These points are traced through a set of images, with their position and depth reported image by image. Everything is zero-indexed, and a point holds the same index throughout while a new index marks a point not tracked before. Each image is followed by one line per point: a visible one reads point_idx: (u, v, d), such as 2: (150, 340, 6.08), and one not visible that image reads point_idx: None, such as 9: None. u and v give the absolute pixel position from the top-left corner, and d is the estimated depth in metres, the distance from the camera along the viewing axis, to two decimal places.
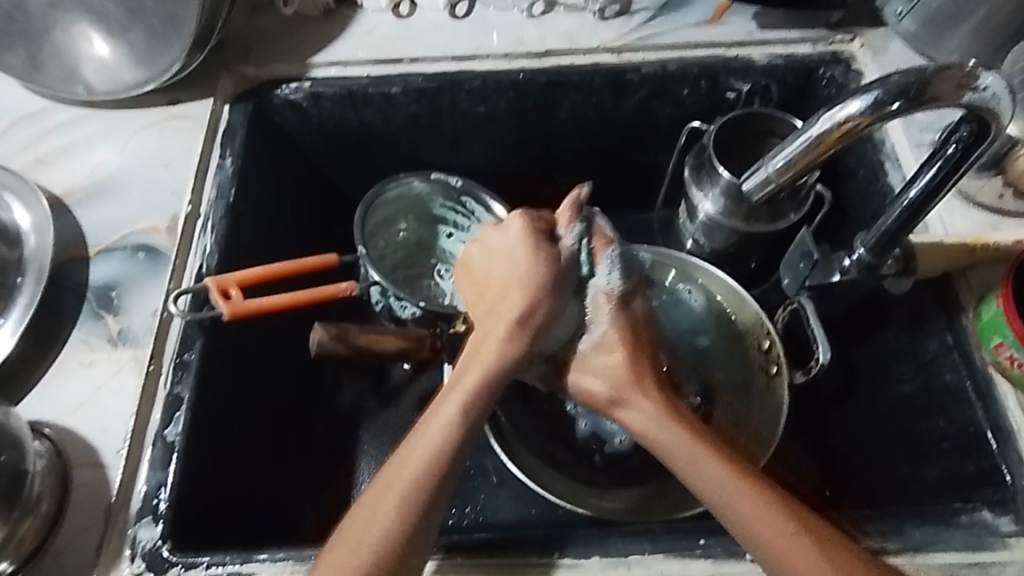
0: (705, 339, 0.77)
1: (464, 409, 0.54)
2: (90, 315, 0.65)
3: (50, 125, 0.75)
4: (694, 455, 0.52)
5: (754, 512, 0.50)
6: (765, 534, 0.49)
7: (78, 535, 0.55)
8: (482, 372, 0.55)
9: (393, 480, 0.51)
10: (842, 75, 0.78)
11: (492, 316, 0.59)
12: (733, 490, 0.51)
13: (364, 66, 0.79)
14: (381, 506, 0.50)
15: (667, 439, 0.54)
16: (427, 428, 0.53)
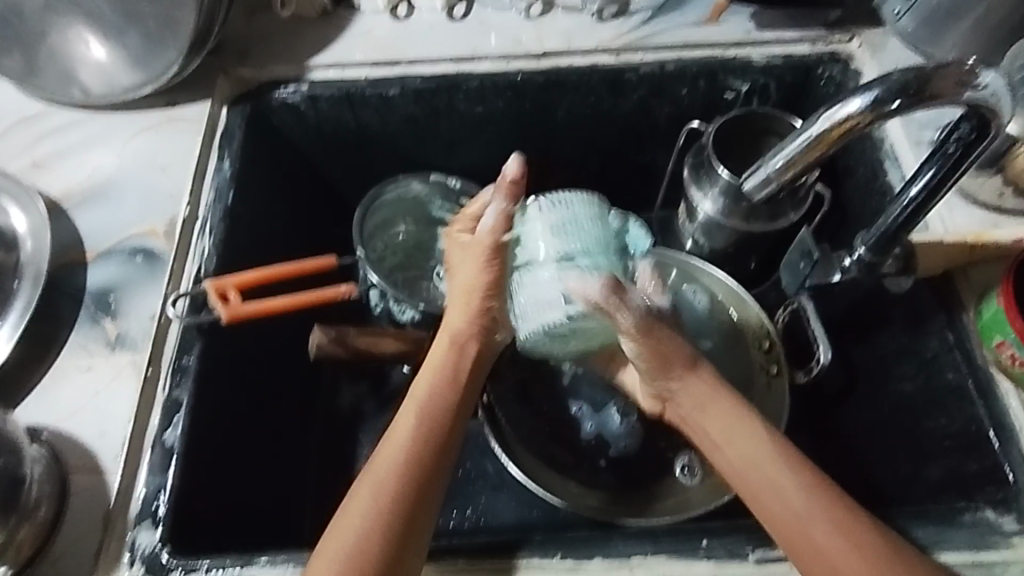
0: (708, 342, 0.76)
1: (425, 403, 0.57)
2: (88, 319, 0.64)
3: (47, 128, 0.74)
4: (740, 435, 0.55)
5: (787, 492, 0.51)
6: (795, 515, 0.51)
7: (78, 540, 0.55)
8: (434, 369, 0.58)
9: (368, 477, 0.53)
10: (841, 74, 0.78)
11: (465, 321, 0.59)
12: (774, 471, 0.52)
13: (362, 67, 0.79)
14: (355, 506, 0.52)
15: (710, 411, 0.56)
16: (398, 426, 0.55)
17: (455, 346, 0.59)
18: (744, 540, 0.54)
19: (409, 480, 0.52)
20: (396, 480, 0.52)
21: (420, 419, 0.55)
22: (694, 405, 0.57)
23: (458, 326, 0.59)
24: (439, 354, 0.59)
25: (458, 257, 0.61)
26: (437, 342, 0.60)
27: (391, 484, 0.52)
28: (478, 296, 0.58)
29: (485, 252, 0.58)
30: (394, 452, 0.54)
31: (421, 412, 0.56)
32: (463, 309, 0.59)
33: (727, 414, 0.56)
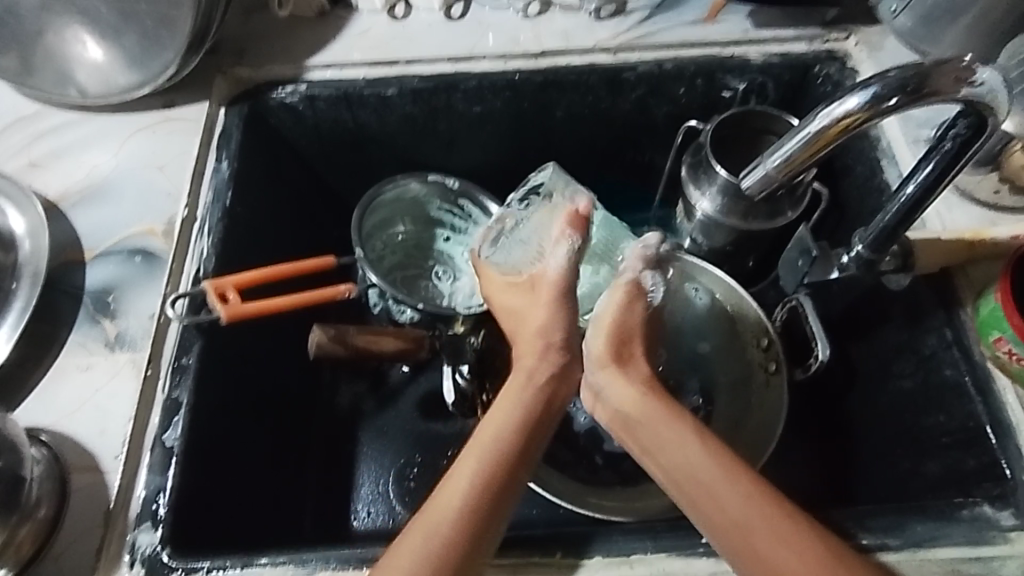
0: (706, 346, 0.78)
1: (495, 439, 0.54)
2: (86, 319, 0.64)
3: (44, 128, 0.74)
4: (673, 442, 0.54)
5: (723, 497, 0.50)
6: (732, 520, 0.49)
7: (78, 541, 0.55)
8: (508, 403, 0.57)
9: (425, 516, 0.51)
10: (838, 72, 0.78)
11: (543, 354, 0.60)
12: (710, 475, 0.51)
13: (360, 67, 0.79)
14: (421, 528, 0.50)
15: (649, 419, 0.56)
16: (467, 455, 0.54)
17: (528, 384, 0.58)
18: None
19: (470, 524, 0.50)
20: (456, 520, 0.50)
21: (489, 459, 0.53)
22: (629, 408, 0.57)
23: (532, 364, 0.59)
24: (512, 392, 0.58)
25: (518, 304, 0.65)
26: (509, 379, 0.59)
27: (448, 525, 0.50)
28: (548, 333, 0.61)
29: (555, 293, 0.63)
30: (456, 490, 0.52)
31: (492, 451, 0.54)
32: (537, 346, 0.60)
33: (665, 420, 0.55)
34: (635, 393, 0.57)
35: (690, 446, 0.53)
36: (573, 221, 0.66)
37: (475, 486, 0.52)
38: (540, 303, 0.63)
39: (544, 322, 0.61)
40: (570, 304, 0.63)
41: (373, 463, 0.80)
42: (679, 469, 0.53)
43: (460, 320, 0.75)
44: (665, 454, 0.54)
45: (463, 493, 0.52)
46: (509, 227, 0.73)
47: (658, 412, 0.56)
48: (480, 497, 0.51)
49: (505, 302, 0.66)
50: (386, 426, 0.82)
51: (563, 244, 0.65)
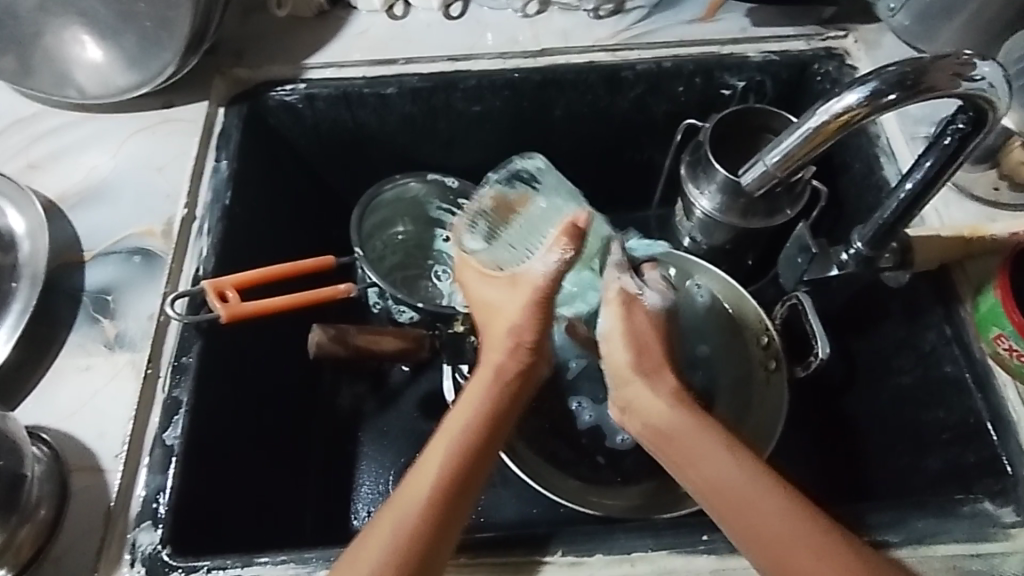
0: (705, 348, 0.77)
1: (457, 437, 0.54)
2: (86, 319, 0.64)
3: (43, 129, 0.74)
4: (705, 453, 0.54)
5: (760, 510, 0.50)
6: (769, 535, 0.49)
7: (79, 541, 0.54)
8: (472, 401, 0.57)
9: (388, 510, 0.51)
10: (836, 70, 0.78)
11: (511, 350, 0.59)
12: (748, 486, 0.51)
13: (359, 66, 0.79)
14: (382, 526, 0.50)
15: (679, 429, 0.55)
16: (431, 453, 0.54)
17: (495, 381, 0.58)
18: None
19: (431, 522, 0.50)
20: (419, 514, 0.50)
21: (453, 455, 0.53)
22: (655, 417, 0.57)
23: (499, 360, 0.59)
24: (480, 387, 0.57)
25: (492, 299, 0.62)
26: (476, 375, 0.58)
27: (413, 518, 0.50)
28: (519, 333, 0.59)
29: (536, 299, 0.59)
30: (420, 485, 0.52)
31: (456, 446, 0.54)
32: (506, 343, 0.59)
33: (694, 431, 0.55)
34: (667, 407, 0.57)
35: (727, 459, 0.53)
36: (568, 232, 0.57)
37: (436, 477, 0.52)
38: (518, 304, 0.59)
39: (517, 321, 0.59)
40: (548, 309, 0.59)
41: (374, 463, 0.80)
42: (714, 483, 0.52)
43: (460, 320, 0.75)
44: (700, 469, 0.53)
45: (426, 487, 0.52)
46: (496, 214, 0.67)
47: (691, 424, 0.55)
48: (442, 490, 0.52)
49: (482, 285, 0.63)
50: (386, 426, 0.82)
51: (555, 250, 0.58)
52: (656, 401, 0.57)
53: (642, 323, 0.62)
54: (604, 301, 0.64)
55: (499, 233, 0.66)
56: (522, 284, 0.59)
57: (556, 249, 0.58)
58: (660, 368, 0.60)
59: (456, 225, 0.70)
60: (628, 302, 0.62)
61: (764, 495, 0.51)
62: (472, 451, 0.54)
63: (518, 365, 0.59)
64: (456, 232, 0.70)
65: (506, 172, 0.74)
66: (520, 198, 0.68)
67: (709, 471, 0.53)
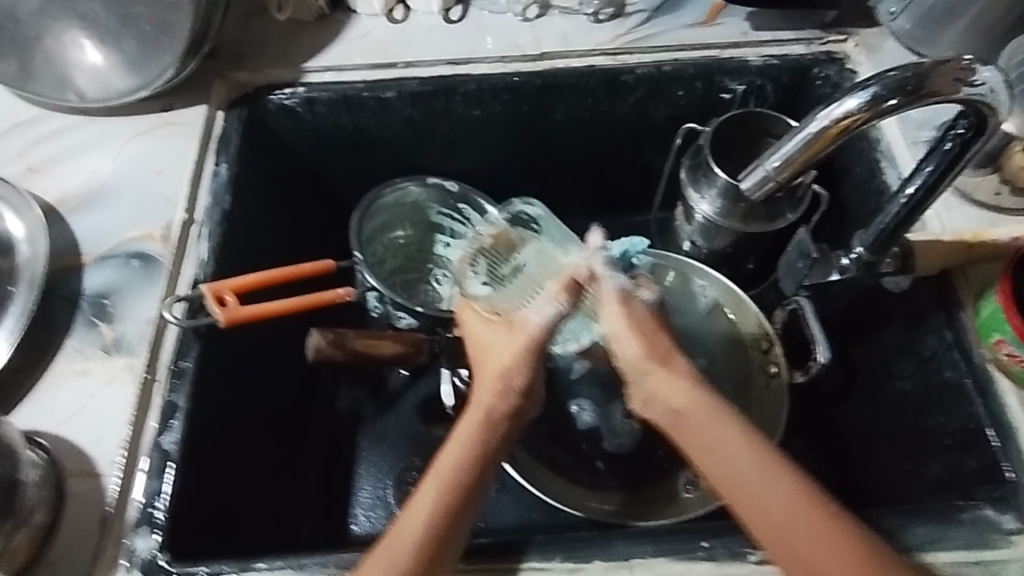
0: (703, 361, 0.76)
1: (453, 471, 0.53)
2: (84, 323, 0.64)
3: (43, 132, 0.74)
4: (719, 439, 0.53)
5: (769, 498, 0.50)
6: (780, 521, 0.49)
7: (74, 546, 0.54)
8: (465, 438, 0.55)
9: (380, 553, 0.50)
10: (837, 74, 0.78)
11: (501, 390, 0.57)
12: (761, 470, 0.51)
13: (359, 70, 0.79)
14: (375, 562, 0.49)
15: (696, 413, 0.54)
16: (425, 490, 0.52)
17: (483, 419, 0.56)
18: (743, 541, 0.54)
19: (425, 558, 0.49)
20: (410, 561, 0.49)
21: (444, 500, 0.51)
22: (670, 399, 0.55)
23: (491, 399, 0.57)
24: (468, 426, 0.56)
25: (483, 334, 0.61)
26: (467, 410, 0.57)
27: (404, 562, 0.49)
28: (510, 374, 0.57)
29: (529, 344, 0.59)
30: (410, 529, 0.50)
31: (449, 487, 0.52)
32: (496, 384, 0.57)
33: (706, 412, 0.54)
34: (684, 389, 0.55)
35: (739, 444, 0.52)
36: (569, 286, 0.60)
37: (424, 523, 0.50)
38: (511, 345, 0.58)
39: (509, 362, 0.58)
40: (539, 358, 0.59)
41: (373, 468, 0.79)
42: (727, 466, 0.52)
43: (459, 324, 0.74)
44: (709, 450, 0.53)
45: (417, 532, 0.50)
46: (499, 252, 0.77)
47: (702, 407, 0.54)
48: (433, 538, 0.50)
49: (479, 325, 0.62)
50: (386, 430, 0.82)
51: (553, 299, 0.60)
52: (666, 387, 0.56)
53: (641, 320, 0.59)
54: (603, 304, 0.61)
55: (503, 275, 0.75)
56: (518, 330, 0.59)
57: (553, 300, 0.60)
58: (668, 358, 0.57)
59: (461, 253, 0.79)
60: (619, 305, 0.60)
61: (777, 483, 0.50)
62: (462, 495, 0.52)
63: (508, 406, 0.57)
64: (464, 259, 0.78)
65: (506, 212, 0.83)
66: (522, 242, 0.78)
67: (720, 456, 0.52)
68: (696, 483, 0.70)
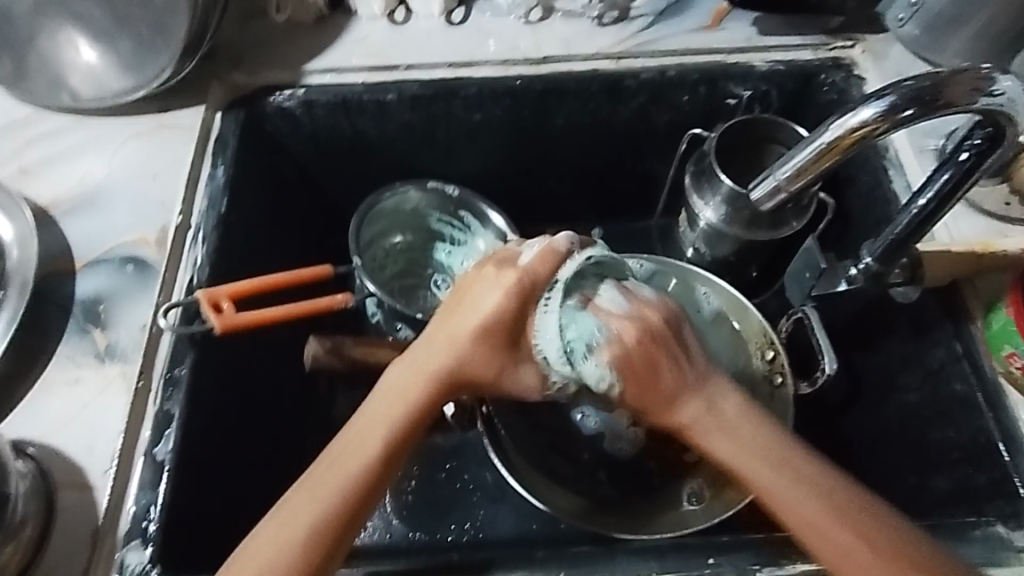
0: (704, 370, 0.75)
1: (377, 436, 0.51)
2: (76, 330, 0.62)
3: (35, 134, 0.73)
4: (778, 471, 0.51)
5: (836, 533, 0.49)
6: (845, 553, 0.48)
7: (64, 560, 0.52)
8: (403, 404, 0.53)
9: (290, 503, 0.49)
10: (843, 81, 0.77)
11: (459, 365, 0.54)
12: (832, 512, 0.49)
13: (359, 73, 0.78)
14: (293, 515, 0.48)
15: (746, 437, 0.53)
16: (355, 448, 0.51)
17: (416, 383, 0.53)
18: (752, 557, 0.53)
19: (328, 524, 0.48)
20: (311, 527, 0.48)
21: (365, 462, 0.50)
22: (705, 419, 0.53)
23: (439, 368, 0.54)
24: (414, 389, 0.53)
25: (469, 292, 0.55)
26: (415, 374, 0.54)
27: (310, 530, 0.48)
28: (471, 351, 0.54)
29: (494, 339, 0.54)
30: (327, 485, 0.49)
31: (372, 452, 0.51)
32: (449, 356, 0.54)
33: (756, 436, 0.53)
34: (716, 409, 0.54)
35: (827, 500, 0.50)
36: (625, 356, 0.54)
37: (330, 493, 0.49)
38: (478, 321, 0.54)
39: (463, 348, 0.54)
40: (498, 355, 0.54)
41: None
42: (794, 501, 0.50)
43: None
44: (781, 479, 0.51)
45: (333, 497, 0.49)
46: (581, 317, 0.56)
47: (788, 467, 0.51)
48: (349, 502, 0.49)
49: (471, 286, 0.55)
50: None
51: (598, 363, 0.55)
52: (716, 434, 0.53)
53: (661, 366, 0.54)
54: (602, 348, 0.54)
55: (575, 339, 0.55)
56: (492, 330, 0.54)
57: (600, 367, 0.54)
58: (675, 405, 0.54)
59: (555, 241, 0.54)
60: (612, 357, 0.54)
61: (834, 512, 0.49)
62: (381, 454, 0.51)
63: (460, 374, 0.54)
64: (544, 257, 0.54)
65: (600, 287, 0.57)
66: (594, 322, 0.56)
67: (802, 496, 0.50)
68: (698, 494, 0.69)
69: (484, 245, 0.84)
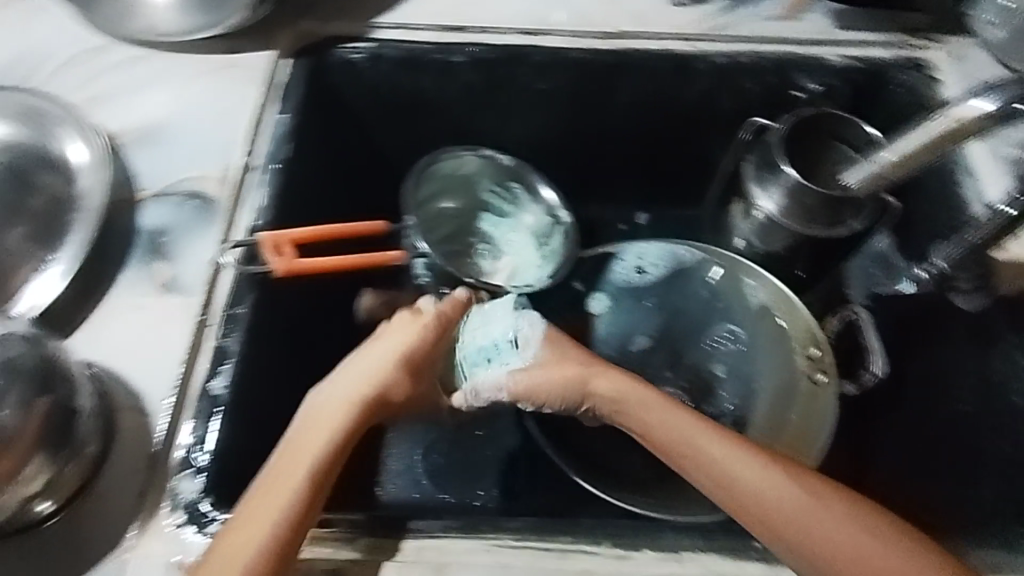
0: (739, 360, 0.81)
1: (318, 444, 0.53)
2: (141, 259, 0.63)
3: (106, 63, 0.73)
4: (704, 443, 0.55)
5: (772, 496, 0.51)
6: (787, 516, 0.50)
7: (120, 481, 0.53)
8: (337, 420, 0.55)
9: (254, 500, 0.49)
10: (918, 81, 0.76)
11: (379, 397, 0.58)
12: (760, 473, 0.52)
13: (430, 31, 0.78)
14: (251, 515, 0.48)
15: (664, 418, 0.57)
16: (299, 455, 0.52)
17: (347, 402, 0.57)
18: None
19: (292, 512, 0.49)
20: (280, 516, 0.48)
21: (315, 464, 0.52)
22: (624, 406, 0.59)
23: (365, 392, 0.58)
24: (344, 407, 0.56)
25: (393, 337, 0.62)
26: (344, 394, 0.57)
27: (281, 517, 0.48)
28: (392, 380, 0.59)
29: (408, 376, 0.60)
30: (286, 482, 0.50)
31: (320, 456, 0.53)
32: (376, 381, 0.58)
33: (674, 416, 0.57)
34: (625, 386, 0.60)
35: (754, 463, 0.53)
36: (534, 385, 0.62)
37: (289, 487, 0.50)
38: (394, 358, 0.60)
39: (386, 378, 0.59)
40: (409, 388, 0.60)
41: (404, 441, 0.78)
42: (726, 471, 0.53)
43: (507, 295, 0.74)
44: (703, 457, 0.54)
45: (291, 491, 0.50)
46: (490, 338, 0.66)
47: (709, 437, 0.55)
48: (305, 497, 0.50)
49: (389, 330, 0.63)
50: None
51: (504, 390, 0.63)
52: (643, 417, 0.58)
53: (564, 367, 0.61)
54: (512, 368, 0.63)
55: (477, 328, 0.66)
56: (409, 369, 0.61)
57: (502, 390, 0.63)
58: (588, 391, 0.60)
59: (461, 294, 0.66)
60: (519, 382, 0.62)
61: (764, 473, 0.52)
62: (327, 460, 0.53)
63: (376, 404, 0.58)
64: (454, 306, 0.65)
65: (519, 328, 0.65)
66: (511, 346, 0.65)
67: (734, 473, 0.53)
68: None
69: (533, 218, 0.85)
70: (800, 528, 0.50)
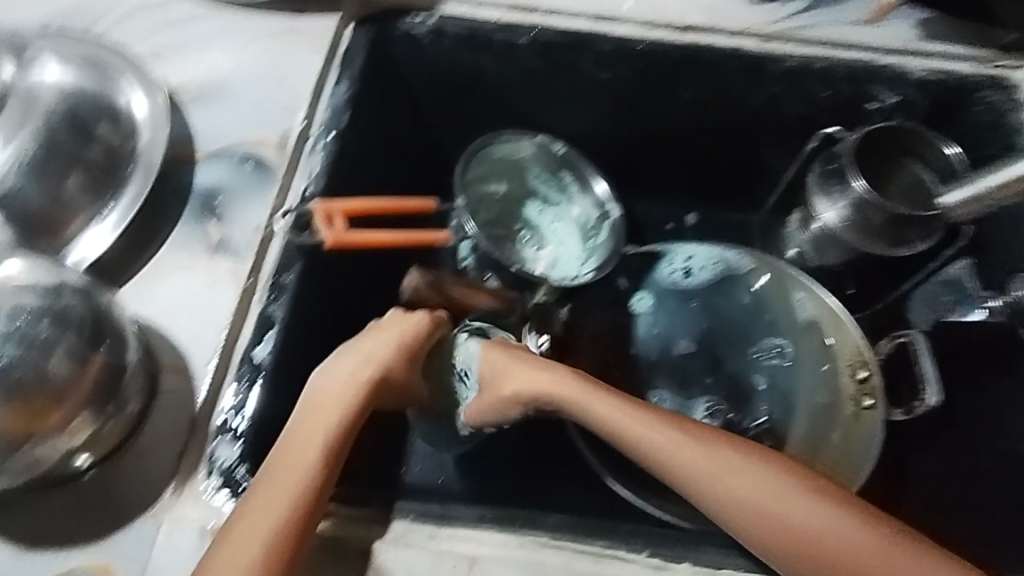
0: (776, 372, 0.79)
1: (321, 432, 0.52)
2: (192, 219, 0.62)
3: (169, 17, 0.72)
4: (706, 457, 0.52)
5: (787, 512, 0.49)
6: (807, 532, 0.48)
7: (161, 440, 0.53)
8: (335, 408, 0.54)
9: (263, 493, 0.48)
10: (1002, 102, 0.72)
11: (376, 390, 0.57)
12: (771, 487, 0.50)
13: (496, 10, 0.75)
14: (261, 510, 0.47)
15: (660, 431, 0.54)
16: (300, 446, 0.51)
17: (342, 390, 0.55)
18: None
19: (306, 504, 0.47)
20: (291, 507, 0.47)
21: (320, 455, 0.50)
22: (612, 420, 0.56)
23: (360, 381, 0.56)
24: (339, 395, 0.55)
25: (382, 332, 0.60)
26: (336, 383, 0.55)
27: (292, 511, 0.47)
28: (388, 369, 0.58)
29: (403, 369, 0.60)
30: (293, 475, 0.49)
31: (324, 447, 0.51)
32: (372, 371, 0.57)
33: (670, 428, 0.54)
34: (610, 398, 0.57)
35: (765, 475, 0.51)
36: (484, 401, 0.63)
37: (295, 479, 0.48)
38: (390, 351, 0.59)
39: (381, 370, 0.57)
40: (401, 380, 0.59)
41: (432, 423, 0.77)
42: (733, 488, 0.51)
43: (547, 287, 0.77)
44: (682, 467, 0.52)
45: (300, 485, 0.48)
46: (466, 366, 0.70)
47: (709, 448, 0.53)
48: (315, 487, 0.49)
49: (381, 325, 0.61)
50: None
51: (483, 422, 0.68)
52: (635, 430, 0.55)
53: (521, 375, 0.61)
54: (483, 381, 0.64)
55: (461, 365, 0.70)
56: (403, 364, 0.60)
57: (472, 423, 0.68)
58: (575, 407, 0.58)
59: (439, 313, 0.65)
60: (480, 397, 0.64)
61: (778, 487, 0.50)
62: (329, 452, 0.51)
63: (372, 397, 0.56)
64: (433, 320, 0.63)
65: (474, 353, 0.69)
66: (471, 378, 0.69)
67: (718, 476, 0.51)
68: None
69: (579, 210, 0.83)
70: (821, 548, 0.48)
